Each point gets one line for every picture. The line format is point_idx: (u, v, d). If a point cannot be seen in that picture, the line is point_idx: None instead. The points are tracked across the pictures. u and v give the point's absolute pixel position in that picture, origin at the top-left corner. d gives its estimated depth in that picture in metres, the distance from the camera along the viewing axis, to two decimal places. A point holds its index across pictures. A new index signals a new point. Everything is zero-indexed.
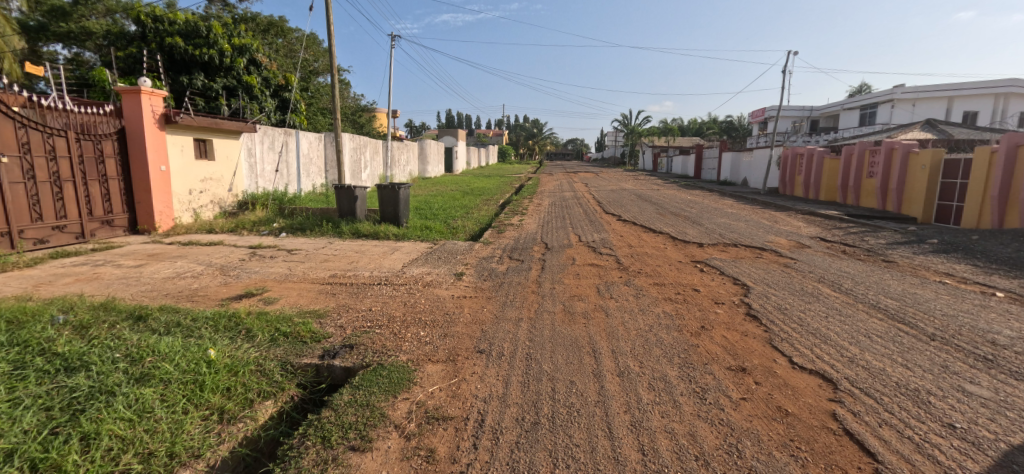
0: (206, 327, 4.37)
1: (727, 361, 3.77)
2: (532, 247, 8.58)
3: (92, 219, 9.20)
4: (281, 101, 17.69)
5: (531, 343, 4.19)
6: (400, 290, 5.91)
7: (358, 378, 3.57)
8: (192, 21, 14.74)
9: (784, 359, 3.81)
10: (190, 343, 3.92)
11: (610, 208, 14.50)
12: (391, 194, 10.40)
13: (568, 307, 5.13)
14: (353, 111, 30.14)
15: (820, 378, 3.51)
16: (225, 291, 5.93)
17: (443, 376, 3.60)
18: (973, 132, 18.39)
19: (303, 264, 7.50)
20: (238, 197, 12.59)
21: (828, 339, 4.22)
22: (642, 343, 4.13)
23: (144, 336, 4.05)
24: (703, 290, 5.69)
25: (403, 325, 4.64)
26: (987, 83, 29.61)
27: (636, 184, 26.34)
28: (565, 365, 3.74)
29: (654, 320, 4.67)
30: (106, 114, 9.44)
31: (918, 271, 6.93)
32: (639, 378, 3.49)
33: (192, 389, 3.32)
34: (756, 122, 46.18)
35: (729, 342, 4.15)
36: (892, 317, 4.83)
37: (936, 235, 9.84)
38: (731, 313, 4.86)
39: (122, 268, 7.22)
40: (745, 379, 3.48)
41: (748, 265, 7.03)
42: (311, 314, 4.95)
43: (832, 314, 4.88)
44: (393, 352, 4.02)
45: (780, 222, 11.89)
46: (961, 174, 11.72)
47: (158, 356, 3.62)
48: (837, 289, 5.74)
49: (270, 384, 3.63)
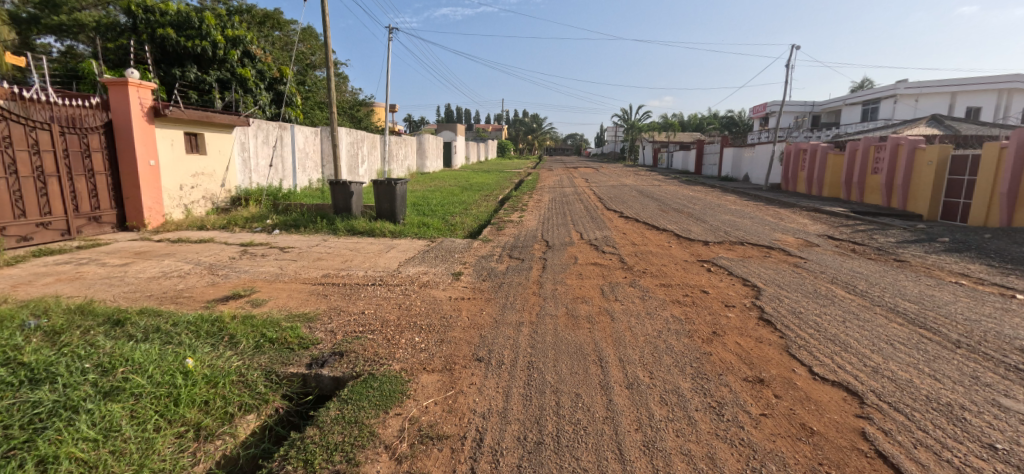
0: (187, 333, 4.11)
1: (743, 372, 3.51)
2: (532, 246, 8.31)
3: (78, 216, 8.94)
4: (275, 95, 17.29)
5: (533, 350, 3.93)
6: (395, 291, 5.65)
7: (347, 390, 3.31)
8: (184, 12, 14.39)
9: (804, 369, 3.56)
10: (167, 352, 3.65)
11: (611, 205, 14.24)
12: (386, 190, 10.11)
13: (571, 310, 4.87)
14: (351, 105, 29.73)
15: (844, 390, 3.26)
16: (212, 292, 5.64)
17: (439, 388, 3.35)
18: (980, 127, 18.08)
19: (295, 263, 7.21)
20: (230, 193, 12.27)
21: (848, 346, 3.97)
22: (651, 350, 3.88)
23: (119, 343, 3.78)
24: (712, 292, 5.43)
25: (397, 330, 4.39)
26: (991, 78, 29.37)
27: (638, 180, 26.04)
28: (570, 376, 3.48)
29: (663, 325, 4.41)
30: (91, 107, 9.13)
31: (932, 272, 6.69)
32: (650, 391, 3.24)
33: (166, 404, 3.06)
34: (757, 117, 45.82)
35: (743, 349, 3.90)
36: (912, 322, 4.57)
37: (947, 233, 9.58)
38: (743, 317, 4.61)
39: (106, 267, 6.95)
40: (764, 392, 3.22)
41: (757, 264, 6.77)
42: (300, 317, 4.69)
43: (849, 318, 4.62)
44: (385, 361, 3.76)
45: (785, 219, 11.62)
46: (969, 170, 11.50)
47: (131, 367, 3.36)
48: (852, 291, 5.49)
49: (253, 396, 3.38)
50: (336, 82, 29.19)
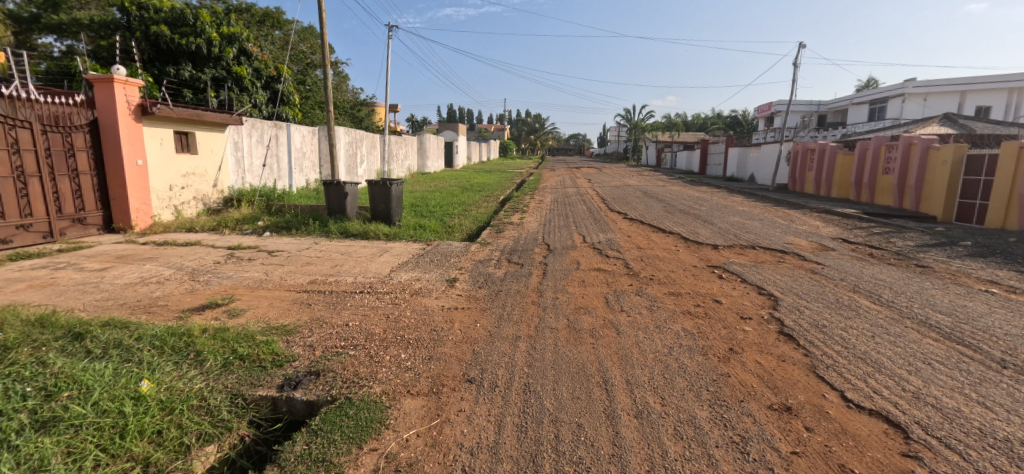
0: (150, 349, 3.72)
1: (767, 398, 3.11)
2: (532, 249, 7.92)
3: (61, 218, 8.61)
4: (272, 93, 16.93)
5: (530, 370, 3.54)
6: (384, 300, 5.26)
7: (318, 419, 2.93)
8: (179, 9, 14.03)
9: (835, 394, 3.16)
10: (121, 372, 3.28)
11: (616, 206, 13.84)
12: (382, 191, 9.74)
13: (573, 324, 4.45)
14: (352, 105, 29.44)
15: (884, 422, 2.86)
16: (188, 301, 5.26)
17: (423, 416, 2.97)
18: (996, 127, 17.56)
19: (281, 268, 6.83)
20: (223, 194, 11.91)
21: (883, 367, 3.56)
22: (662, 371, 3.48)
23: (70, 361, 3.41)
24: (726, 302, 5.03)
25: (382, 345, 4.00)
26: (1002, 77, 28.80)
27: (642, 180, 25.53)
28: (571, 402, 3.09)
29: (674, 340, 4.01)
30: (76, 104, 8.77)
31: (959, 279, 6.26)
32: (663, 422, 2.84)
33: (112, 437, 2.69)
34: (762, 117, 45.25)
35: (765, 369, 3.50)
36: (949, 338, 4.15)
37: (969, 237, 9.13)
38: (761, 332, 4.20)
39: (82, 273, 6.56)
40: (793, 424, 2.83)
41: (771, 271, 6.35)
42: (278, 330, 4.30)
43: (878, 333, 4.21)
44: (366, 382, 3.38)
45: (796, 221, 11.18)
46: (985, 171, 11.02)
47: (77, 391, 2.99)
48: (877, 302, 5.07)
49: (214, 424, 3.01)
50: (337, 81, 28.80)
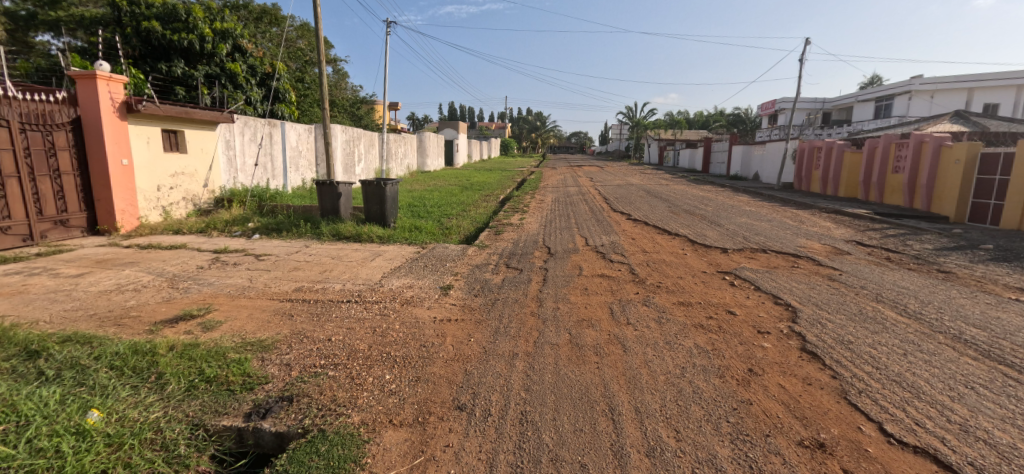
0: (107, 371, 3.37)
1: (796, 432, 2.74)
2: (533, 253, 7.54)
3: (42, 219, 8.27)
4: (267, 91, 16.50)
5: (527, 395, 3.17)
6: (372, 312, 4.88)
7: (285, 457, 2.58)
8: (171, 4, 13.66)
9: (872, 427, 2.79)
10: (69, 400, 2.94)
11: (619, 206, 13.44)
12: (376, 191, 9.36)
13: (575, 339, 4.08)
14: (351, 103, 29.04)
15: (932, 462, 2.49)
16: (162, 311, 4.91)
17: (405, 452, 2.61)
18: (1010, 124, 17.07)
19: (267, 274, 6.46)
20: (214, 194, 11.56)
21: (921, 392, 3.19)
22: (675, 396, 3.12)
23: (14, 386, 3.04)
24: (741, 313, 4.65)
25: (365, 365, 3.63)
26: (1011, 74, 28.35)
27: (645, 179, 25.08)
28: (573, 436, 2.73)
29: (686, 360, 3.64)
30: (57, 102, 8.40)
31: (986, 286, 5.87)
32: (679, 463, 2.47)
33: None
34: (766, 114, 44.65)
35: (790, 395, 3.13)
36: (989, 356, 3.76)
37: (989, 239, 8.71)
38: (781, 349, 3.83)
39: (56, 280, 6.18)
40: (829, 465, 2.46)
41: (786, 277, 5.95)
42: (253, 346, 3.94)
43: (911, 351, 3.83)
44: (343, 409, 3.02)
45: (806, 223, 10.78)
46: (1000, 170, 10.59)
47: (13, 424, 2.65)
48: (903, 314, 4.68)
49: (168, 461, 2.65)
50: (336, 79, 28.51)
